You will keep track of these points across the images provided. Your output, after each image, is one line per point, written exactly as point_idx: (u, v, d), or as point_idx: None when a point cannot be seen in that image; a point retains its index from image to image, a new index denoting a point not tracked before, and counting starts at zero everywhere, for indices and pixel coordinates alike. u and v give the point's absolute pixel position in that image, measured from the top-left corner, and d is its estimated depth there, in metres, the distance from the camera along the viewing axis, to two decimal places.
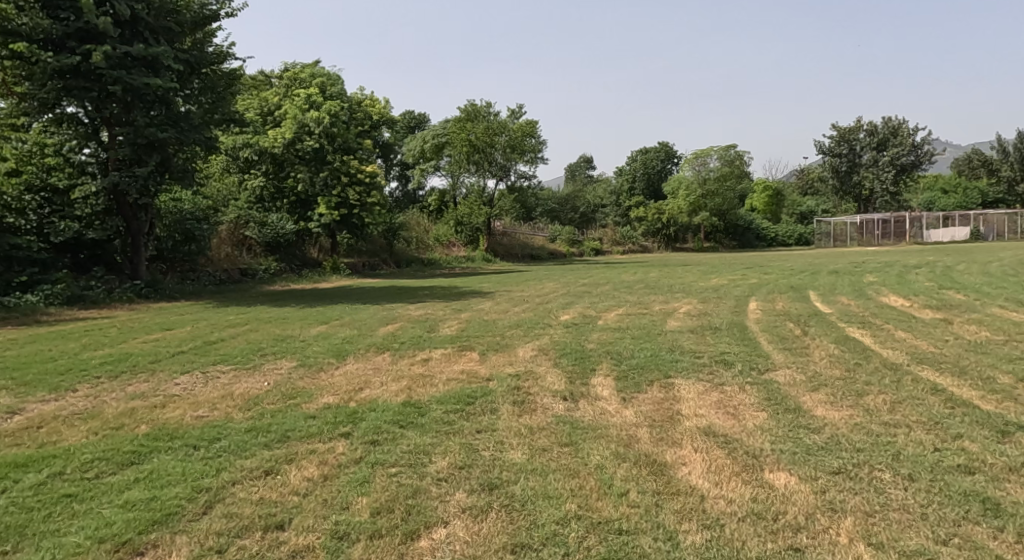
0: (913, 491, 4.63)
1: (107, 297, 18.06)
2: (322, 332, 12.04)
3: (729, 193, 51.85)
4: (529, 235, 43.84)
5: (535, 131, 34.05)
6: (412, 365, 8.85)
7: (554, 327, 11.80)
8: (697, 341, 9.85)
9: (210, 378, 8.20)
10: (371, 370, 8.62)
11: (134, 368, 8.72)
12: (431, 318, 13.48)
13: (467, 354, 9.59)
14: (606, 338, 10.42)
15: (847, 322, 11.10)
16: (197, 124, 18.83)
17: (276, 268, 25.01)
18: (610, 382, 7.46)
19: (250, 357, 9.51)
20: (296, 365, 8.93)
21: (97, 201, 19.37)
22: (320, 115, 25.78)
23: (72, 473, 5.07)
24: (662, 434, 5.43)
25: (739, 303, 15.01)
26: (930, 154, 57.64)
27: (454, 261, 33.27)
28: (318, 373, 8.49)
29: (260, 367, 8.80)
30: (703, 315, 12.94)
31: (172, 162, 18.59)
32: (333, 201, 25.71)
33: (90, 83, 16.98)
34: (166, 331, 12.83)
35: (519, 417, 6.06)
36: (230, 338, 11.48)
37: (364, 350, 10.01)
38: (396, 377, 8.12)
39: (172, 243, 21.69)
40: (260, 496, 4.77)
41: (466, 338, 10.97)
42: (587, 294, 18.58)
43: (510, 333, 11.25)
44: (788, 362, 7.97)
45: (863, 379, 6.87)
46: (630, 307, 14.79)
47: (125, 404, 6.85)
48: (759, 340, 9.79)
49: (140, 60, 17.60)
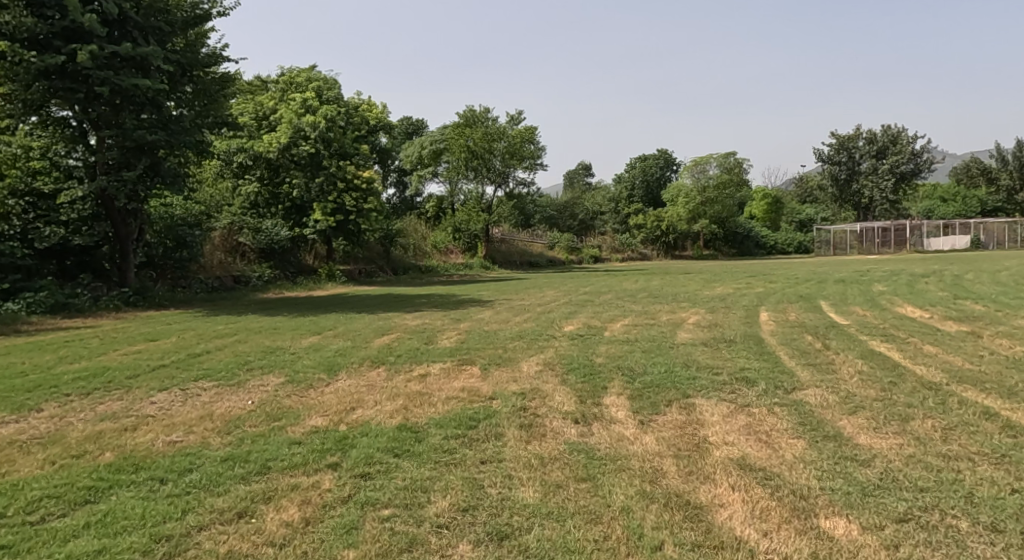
0: (1000, 547, 4.03)
1: (92, 306, 17.40)
2: (314, 343, 11.43)
3: (728, 201, 50.78)
4: (528, 242, 43.30)
5: (534, 137, 33.58)
6: (409, 381, 8.22)
7: (559, 339, 11.20)
8: (712, 355, 9.25)
9: (189, 395, 7.58)
10: (364, 387, 7.99)
11: (109, 384, 8.10)
12: (429, 328, 12.87)
13: (468, 369, 8.98)
14: (614, 352, 9.80)
15: (867, 335, 10.49)
16: (188, 128, 18.22)
17: (270, 275, 24.34)
18: (625, 402, 6.86)
19: (236, 372, 8.89)
20: (285, 382, 8.30)
21: (84, 206, 18.97)
22: (316, 119, 25.27)
23: (14, 516, 4.45)
24: (691, 468, 4.81)
25: (750, 313, 14.39)
26: (930, 162, 57.12)
27: (452, 269, 32.68)
28: (307, 390, 7.86)
29: (245, 384, 8.16)
30: (714, 327, 12.33)
31: (162, 166, 17.96)
32: (329, 207, 25.11)
33: (76, 84, 16.37)
34: (151, 342, 12.22)
35: (528, 444, 5.45)
36: (216, 351, 10.86)
37: (358, 364, 9.39)
38: (391, 395, 7.50)
39: (162, 250, 21.09)
40: (229, 547, 4.16)
41: (466, 350, 10.35)
42: (590, 303, 17.98)
43: (513, 346, 10.65)
44: (816, 381, 7.37)
45: (904, 400, 6.28)
46: (635, 318, 14.15)
47: (92, 428, 6.24)
48: (779, 354, 9.18)
49: (129, 61, 17.00)
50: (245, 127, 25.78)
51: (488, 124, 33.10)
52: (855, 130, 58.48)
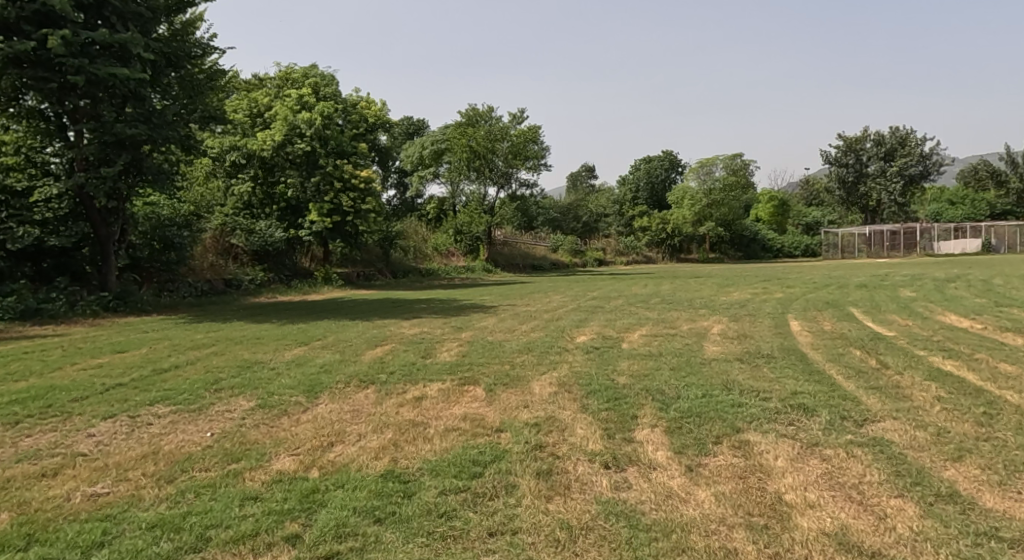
0: None
1: (68, 312, 16.08)
2: (298, 357, 10.16)
3: (735, 203, 49.68)
4: (531, 245, 42.02)
5: (537, 137, 32.32)
6: (401, 408, 6.96)
7: (574, 354, 9.94)
8: (753, 375, 7.94)
9: (138, 426, 6.35)
10: (347, 415, 6.74)
11: (48, 410, 6.87)
12: (428, 338, 11.64)
13: (471, 390, 7.72)
14: (640, 369, 8.57)
15: (925, 350, 9.20)
16: (172, 121, 16.90)
17: (263, 279, 23.10)
18: (663, 439, 5.65)
19: (200, 394, 7.63)
20: (254, 407, 7.05)
21: (61, 205, 17.80)
22: (312, 116, 24.15)
23: None
24: (778, 551, 3.82)
25: (778, 322, 13.12)
26: (938, 164, 55.88)
27: (453, 271, 31.41)
28: (278, 419, 6.62)
29: (208, 410, 6.92)
30: (742, 339, 11.06)
31: (144, 162, 16.61)
32: (325, 208, 23.84)
33: (50, 73, 15.12)
34: (117, 355, 10.96)
35: (549, 503, 4.31)
36: (186, 366, 9.62)
37: (343, 384, 8.12)
38: (379, 426, 6.26)
39: (148, 252, 19.69)
40: None
41: (468, 366, 9.11)
42: (600, 309, 16.70)
43: (520, 361, 9.39)
44: (892, 411, 6.10)
45: (1015, 441, 5.09)
46: (653, 327, 12.88)
47: (2, 474, 5.02)
48: (832, 373, 7.90)
49: (108, 50, 15.72)
50: (238, 125, 24.58)
51: (490, 123, 31.90)
52: (862, 132, 57.27)
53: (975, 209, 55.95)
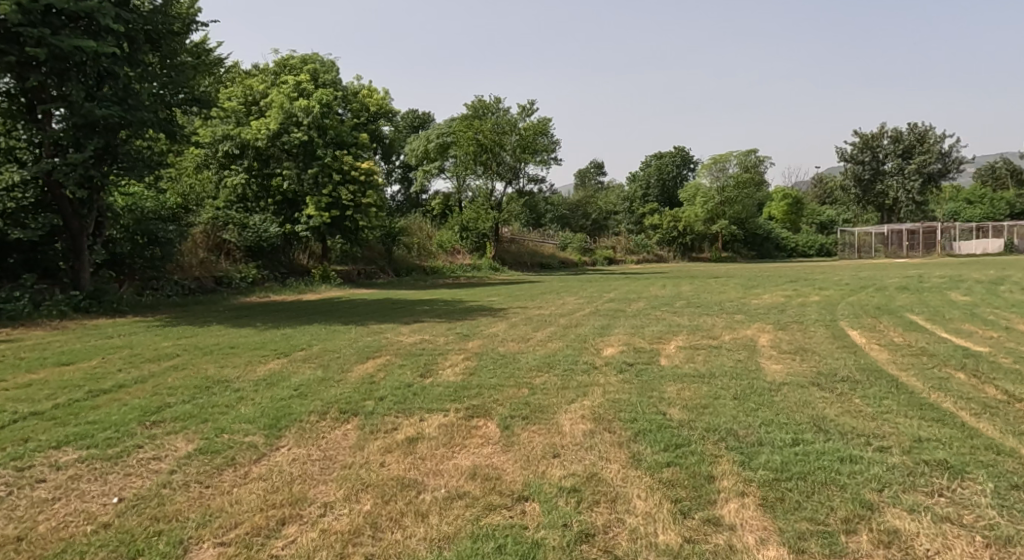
0: None
1: (31, 313, 14.21)
2: (272, 374, 8.29)
3: (749, 201, 47.76)
4: (538, 243, 40.01)
5: (548, 128, 30.46)
6: (385, 457, 5.14)
7: (605, 374, 8.06)
8: (850, 410, 6.10)
9: (22, 487, 4.60)
10: (312, 467, 4.96)
11: None
12: (427, 348, 9.91)
13: (482, 428, 5.90)
14: (695, 397, 6.80)
15: None
16: (150, 103, 14.95)
17: (258, 278, 21.23)
18: (763, 524, 3.96)
19: (129, 431, 5.83)
20: (192, 453, 5.25)
21: (25, 193, 15.30)
22: (309, 104, 22.51)
23: None
24: None
25: (837, 331, 11.28)
26: (959, 162, 53.62)
27: (458, 271, 29.50)
28: (219, 473, 4.84)
29: (127, 458, 5.15)
30: (804, 355, 9.19)
31: (120, 149, 14.76)
32: (323, 201, 22.02)
33: (7, 45, 13.08)
34: (56, 368, 9.18)
35: None
36: (132, 387, 7.82)
37: (317, 416, 6.32)
38: (346, 487, 4.52)
39: (130, 247, 17.74)
40: None
41: (477, 388, 7.29)
42: (622, 314, 14.93)
43: (541, 383, 7.55)
44: None
45: None
46: (693, 337, 11.07)
47: None
48: (951, 408, 6.08)
49: (76, 21, 13.76)
50: (233, 111, 22.66)
51: (498, 115, 30.11)
52: (880, 129, 55.14)
53: (996, 208, 53.84)
